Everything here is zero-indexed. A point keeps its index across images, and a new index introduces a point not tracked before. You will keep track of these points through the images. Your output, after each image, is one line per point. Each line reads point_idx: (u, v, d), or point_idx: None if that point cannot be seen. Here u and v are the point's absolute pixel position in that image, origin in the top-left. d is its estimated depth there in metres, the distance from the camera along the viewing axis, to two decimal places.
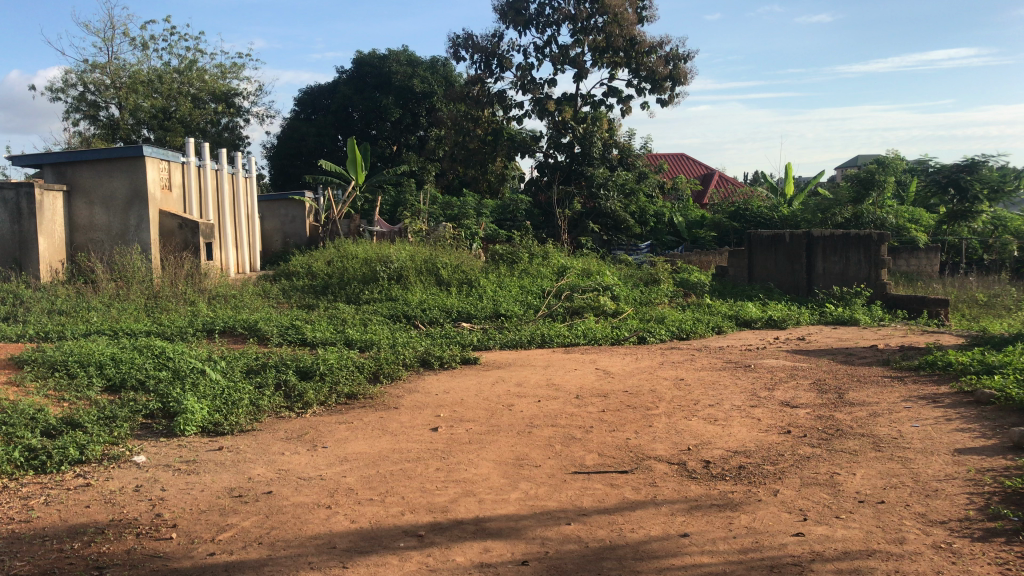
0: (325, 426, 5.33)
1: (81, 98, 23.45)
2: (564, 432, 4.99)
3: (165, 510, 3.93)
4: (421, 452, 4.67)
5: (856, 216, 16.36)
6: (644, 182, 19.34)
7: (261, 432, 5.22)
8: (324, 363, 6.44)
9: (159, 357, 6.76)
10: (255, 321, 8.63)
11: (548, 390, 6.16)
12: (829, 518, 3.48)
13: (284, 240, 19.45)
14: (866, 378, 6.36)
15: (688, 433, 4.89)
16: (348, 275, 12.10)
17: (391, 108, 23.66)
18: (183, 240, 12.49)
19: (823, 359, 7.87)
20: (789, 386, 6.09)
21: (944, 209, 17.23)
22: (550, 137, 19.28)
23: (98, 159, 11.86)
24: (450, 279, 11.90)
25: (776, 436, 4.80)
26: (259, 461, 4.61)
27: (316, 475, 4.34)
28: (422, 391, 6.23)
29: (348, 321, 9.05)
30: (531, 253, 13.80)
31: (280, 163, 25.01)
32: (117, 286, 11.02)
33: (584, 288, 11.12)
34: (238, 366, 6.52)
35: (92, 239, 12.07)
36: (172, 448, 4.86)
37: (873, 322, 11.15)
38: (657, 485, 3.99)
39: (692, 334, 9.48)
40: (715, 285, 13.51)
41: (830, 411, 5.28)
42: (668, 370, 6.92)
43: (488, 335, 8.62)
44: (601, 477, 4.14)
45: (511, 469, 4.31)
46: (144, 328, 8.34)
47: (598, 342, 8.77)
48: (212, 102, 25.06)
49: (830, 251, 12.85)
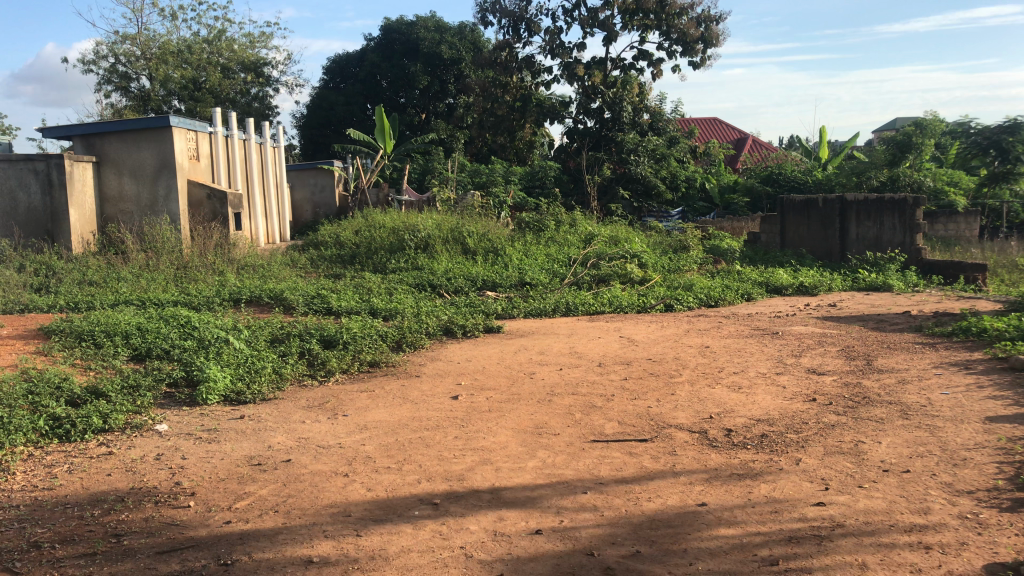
0: (346, 394, 5.33)
1: (113, 70, 23.63)
2: (585, 400, 4.94)
3: (185, 478, 3.95)
4: (440, 420, 4.65)
5: (892, 179, 15.97)
6: (675, 147, 19.08)
7: (282, 400, 5.24)
8: (347, 332, 6.45)
9: (185, 326, 6.83)
10: (281, 290, 8.68)
11: (571, 357, 6.12)
12: (852, 488, 3.41)
13: (313, 209, 19.50)
14: (897, 345, 6.23)
15: (711, 401, 4.83)
16: (376, 244, 12.12)
17: (419, 75, 23.54)
18: (211, 210, 12.52)
19: (854, 325, 7.73)
20: (817, 353, 5.99)
21: (986, 170, 16.40)
22: (579, 102, 19.00)
23: (126, 130, 11.94)
24: (476, 248, 11.87)
25: (800, 404, 4.72)
26: (280, 429, 4.62)
27: (335, 443, 4.34)
28: (444, 359, 6.23)
29: (373, 290, 9.06)
30: (559, 221, 13.71)
31: (310, 132, 25.04)
32: (147, 257, 11.16)
33: (611, 256, 11.02)
34: (263, 336, 6.55)
35: (122, 211, 12.19)
36: (194, 416, 4.89)
37: (907, 288, 10.92)
38: (677, 454, 3.94)
39: (721, 301, 9.36)
40: (746, 252, 13.33)
41: (858, 378, 5.18)
42: (694, 337, 6.83)
43: (513, 304, 8.57)
44: (621, 446, 4.09)
45: (530, 437, 4.28)
46: (172, 297, 8.42)
47: (625, 310, 8.70)
48: (242, 72, 25.10)
49: (863, 215, 12.62)
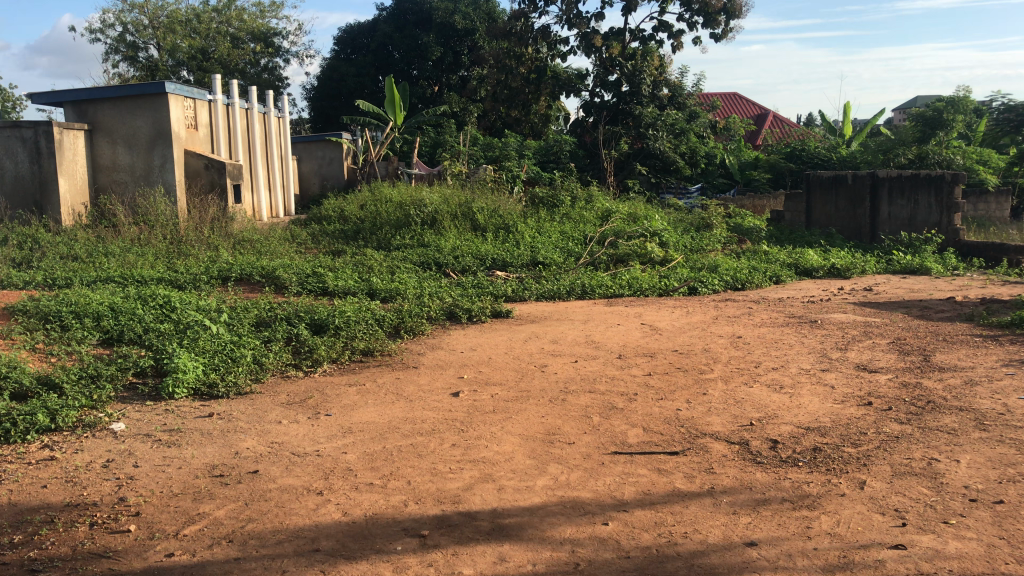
0: (332, 388, 4.70)
1: (120, 39, 23.05)
2: (604, 400, 4.31)
3: (132, 492, 3.34)
4: (437, 423, 4.02)
5: (921, 157, 15.14)
6: (695, 122, 18.25)
7: (260, 395, 4.62)
8: (340, 314, 5.82)
9: (163, 308, 6.23)
10: (274, 268, 8.06)
11: (588, 347, 5.48)
12: (936, 524, 2.75)
13: (321, 182, 18.86)
14: (954, 338, 5.54)
15: (750, 404, 4.17)
16: (381, 219, 11.50)
17: (432, 46, 22.82)
18: (209, 181, 11.88)
19: (897, 313, 7.05)
20: (866, 346, 5.32)
21: (1014, 151, 15.99)
22: (597, 75, 18.18)
23: (120, 96, 11.29)
24: (486, 224, 11.20)
25: (854, 409, 4.07)
26: (252, 432, 4.01)
27: (312, 450, 3.73)
28: (446, 348, 5.59)
29: (374, 269, 8.42)
30: (574, 196, 13.01)
31: (321, 104, 24.36)
32: (139, 231, 10.58)
33: (629, 234, 10.35)
34: (247, 319, 5.95)
35: (115, 181, 11.58)
36: (157, 414, 4.29)
37: (946, 272, 10.19)
38: (716, 473, 3.29)
39: (748, 284, 8.69)
40: (772, 231, 12.64)
41: (917, 378, 4.51)
42: (723, 325, 6.16)
43: (524, 285, 7.90)
44: (647, 460, 3.44)
45: (540, 447, 3.64)
46: (157, 274, 7.81)
47: (645, 294, 8.04)
48: (252, 42, 24.28)
49: (896, 194, 11.85)
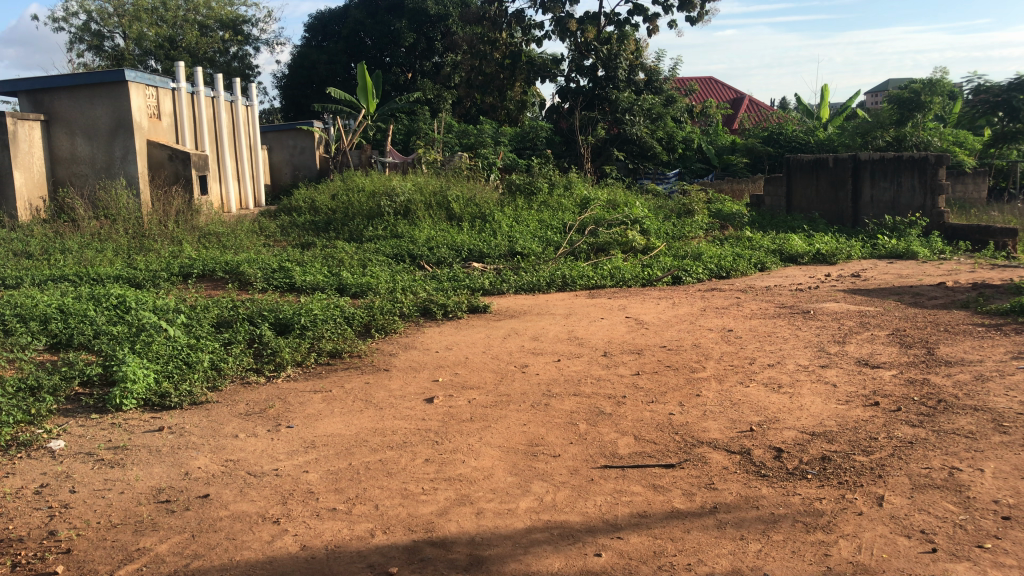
0: (295, 396, 4.34)
1: (84, 28, 22.41)
2: (590, 404, 3.98)
3: (65, 524, 2.96)
4: (409, 434, 3.67)
5: (899, 139, 14.91)
6: (672, 106, 17.85)
7: (216, 406, 4.24)
8: (306, 313, 5.45)
9: (117, 309, 5.82)
10: (238, 263, 7.66)
11: (571, 344, 5.16)
12: (970, 550, 2.45)
13: (293, 171, 18.36)
14: (955, 328, 5.26)
15: (748, 406, 3.86)
16: (353, 210, 11.10)
17: (405, 32, 22.30)
18: (173, 172, 11.38)
19: (889, 300, 6.79)
20: (865, 339, 5.02)
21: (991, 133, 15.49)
22: (572, 59, 17.76)
23: (77, 85, 10.78)
24: (462, 214, 10.82)
25: (860, 410, 3.76)
26: (204, 448, 3.64)
27: (270, 470, 3.37)
28: (420, 347, 5.23)
29: (344, 262, 8.03)
30: (552, 183, 12.64)
31: (292, 92, 23.80)
32: (100, 226, 10.11)
33: (609, 222, 10.03)
34: (208, 319, 5.56)
35: (75, 173, 11.08)
36: (103, 429, 3.90)
37: (932, 256, 9.97)
38: (718, 490, 2.97)
39: (733, 272, 8.41)
40: (754, 216, 12.37)
41: (924, 374, 4.21)
42: (713, 318, 5.85)
43: (502, 277, 7.56)
44: (641, 476, 3.12)
45: (522, 461, 3.31)
46: (113, 271, 7.37)
47: (627, 284, 7.72)
48: (220, 30, 23.59)
49: (879, 176, 11.61)
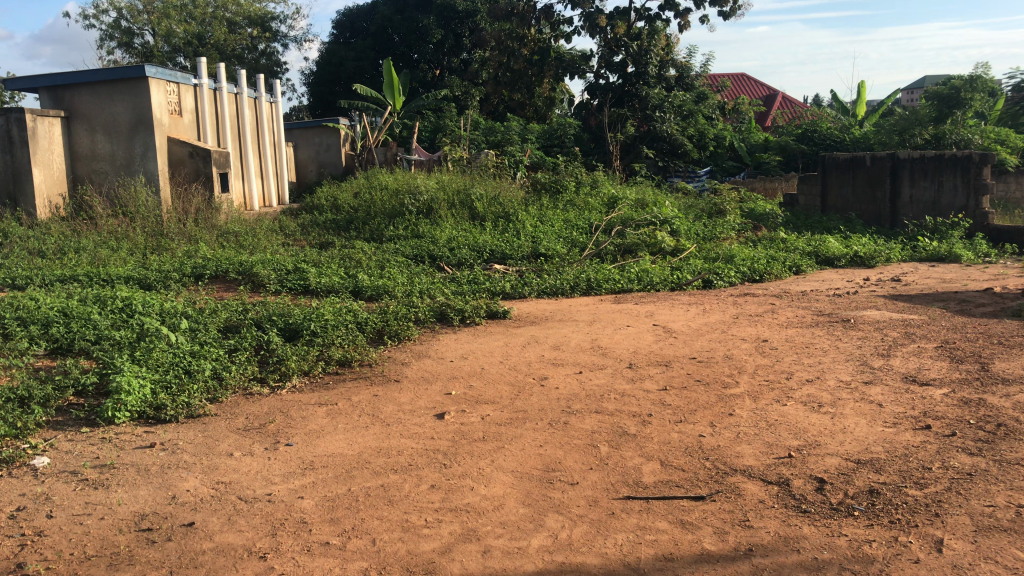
0: (298, 409, 4.08)
1: (115, 25, 22.41)
2: (613, 424, 3.67)
3: (35, 556, 2.70)
4: (416, 456, 3.39)
5: (938, 136, 14.35)
6: (703, 103, 17.40)
7: (215, 419, 4.00)
8: (317, 319, 5.18)
9: (122, 313, 5.59)
10: (253, 264, 7.44)
11: (594, 354, 4.85)
12: None
13: (318, 169, 18.17)
14: (1009, 340, 4.87)
15: (785, 428, 3.54)
16: (375, 209, 10.85)
17: (433, 28, 22.04)
18: (194, 169, 11.17)
19: (932, 308, 6.40)
20: (911, 352, 4.66)
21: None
22: (601, 56, 17.32)
23: (98, 81, 10.64)
24: (485, 213, 10.55)
25: (909, 434, 3.42)
26: (196, 468, 3.38)
27: (263, 495, 3.11)
28: (433, 356, 4.96)
29: (362, 263, 7.78)
30: (578, 181, 12.31)
31: (319, 89, 23.66)
32: (119, 223, 9.95)
33: (637, 222, 9.71)
34: (215, 324, 5.31)
35: (95, 170, 10.94)
36: (91, 444, 3.66)
37: (976, 259, 9.51)
38: (754, 529, 2.66)
39: (766, 275, 8.06)
40: (788, 216, 11.97)
41: (979, 394, 3.86)
42: (745, 326, 5.50)
43: (524, 280, 7.26)
44: (667, 510, 2.81)
45: (536, 490, 3.01)
46: (124, 271, 7.17)
47: (655, 288, 7.39)
48: (248, 27, 23.47)
49: (918, 175, 11.16)
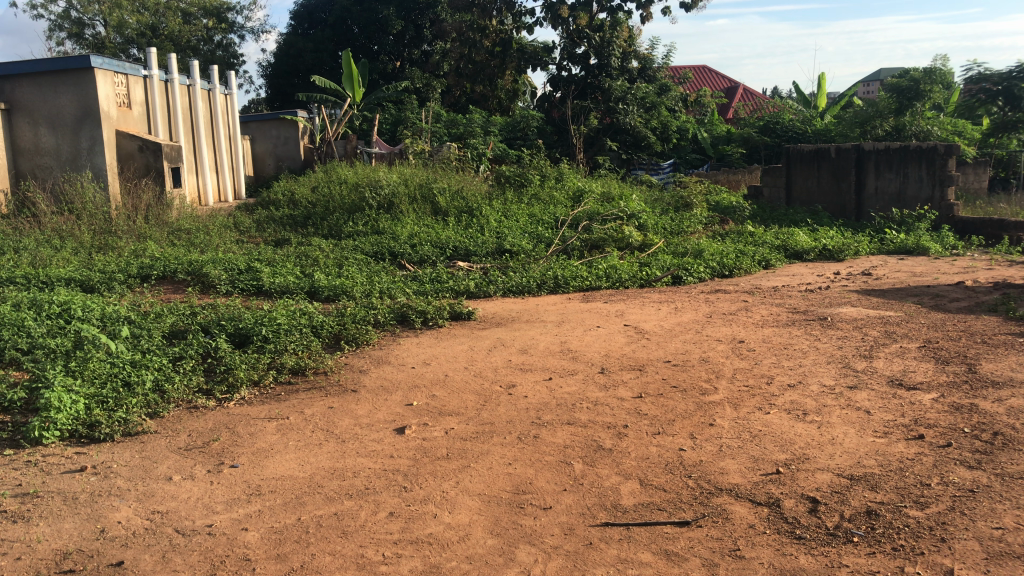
0: (246, 424, 3.77)
1: (64, 15, 21.70)
2: (587, 437, 3.42)
3: None
4: (375, 478, 3.11)
5: (899, 128, 14.31)
6: (666, 95, 17.23)
7: (154, 438, 3.68)
8: (269, 323, 4.85)
9: (59, 319, 5.20)
10: (203, 263, 7.08)
11: (564, 358, 4.60)
12: None
13: (276, 163, 17.70)
14: (992, 339, 4.70)
15: (771, 439, 3.32)
16: (333, 204, 10.51)
17: (392, 19, 21.62)
18: (143, 164, 10.66)
19: (907, 304, 6.24)
20: (893, 353, 4.46)
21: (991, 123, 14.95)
22: (564, 47, 17.05)
23: (40, 71, 10.13)
24: (447, 208, 10.23)
25: (900, 445, 3.21)
26: (130, 496, 3.06)
27: (204, 527, 2.80)
28: (394, 362, 4.67)
29: (319, 261, 7.46)
30: (543, 174, 12.03)
31: (277, 81, 23.12)
32: (64, 220, 9.45)
33: (604, 217, 9.50)
34: (159, 330, 4.95)
35: (39, 165, 10.44)
36: (13, 468, 3.32)
37: (944, 251, 9.44)
38: (747, 560, 2.42)
39: (736, 270, 7.86)
40: (755, 210, 11.81)
41: (970, 399, 3.66)
42: (720, 326, 5.28)
43: (489, 277, 6.99)
44: (650, 538, 2.56)
45: (506, 515, 2.75)
46: (66, 273, 6.76)
47: (624, 286, 7.17)
48: (203, 18, 22.83)
49: (884, 167, 11.06)
